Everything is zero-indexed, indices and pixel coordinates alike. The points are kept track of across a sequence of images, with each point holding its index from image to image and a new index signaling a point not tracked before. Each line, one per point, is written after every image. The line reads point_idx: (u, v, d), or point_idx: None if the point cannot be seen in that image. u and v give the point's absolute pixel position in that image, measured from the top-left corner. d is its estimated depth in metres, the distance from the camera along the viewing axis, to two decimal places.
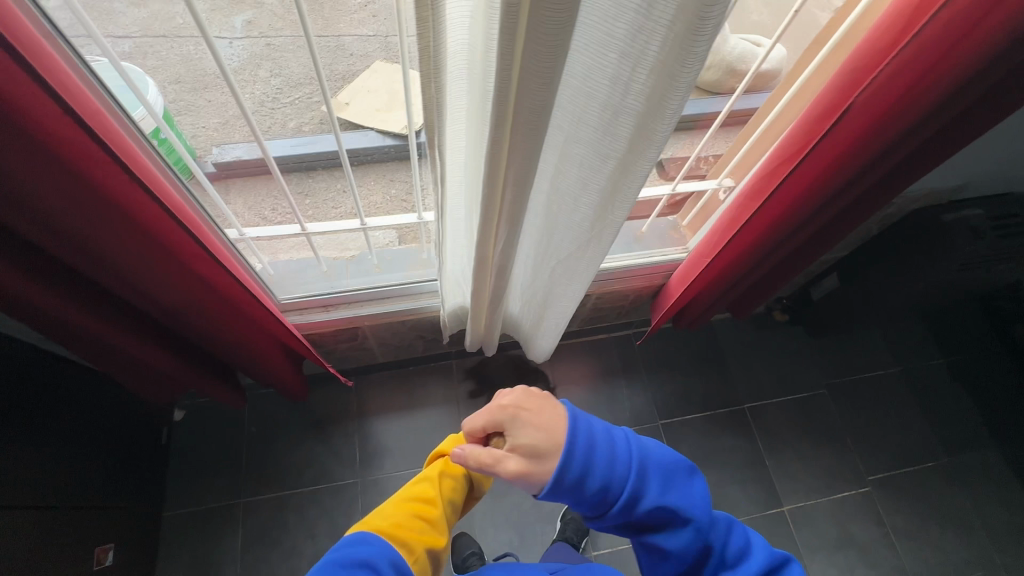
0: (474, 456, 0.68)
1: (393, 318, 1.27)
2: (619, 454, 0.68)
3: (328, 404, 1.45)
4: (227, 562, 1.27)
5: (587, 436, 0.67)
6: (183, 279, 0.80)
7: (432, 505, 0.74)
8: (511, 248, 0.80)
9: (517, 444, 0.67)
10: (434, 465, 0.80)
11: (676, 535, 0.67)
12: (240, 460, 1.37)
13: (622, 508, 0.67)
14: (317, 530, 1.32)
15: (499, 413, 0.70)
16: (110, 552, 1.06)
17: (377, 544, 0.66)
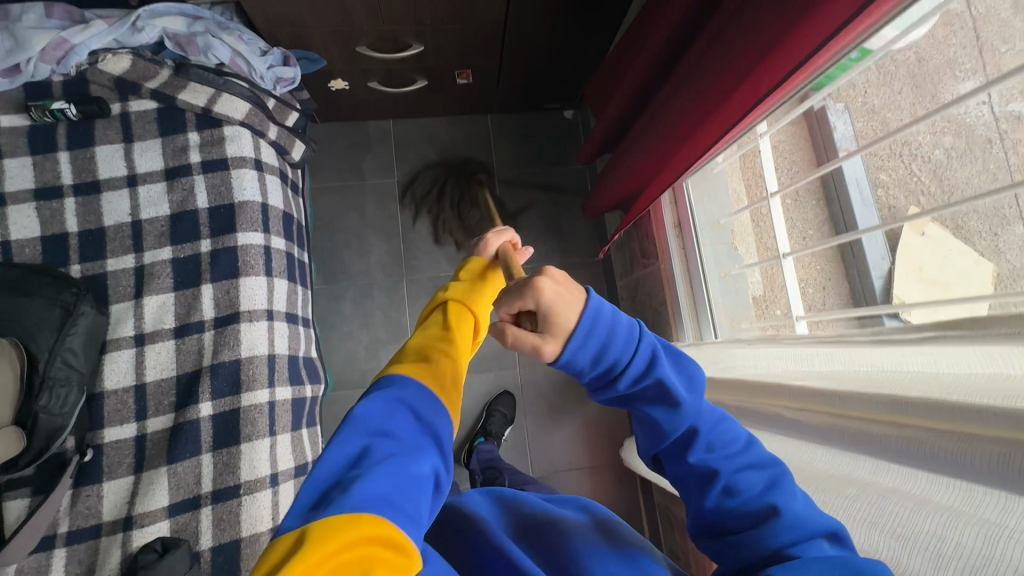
0: (514, 334, 0.50)
1: (660, 296, 1.20)
2: (603, 326, 0.51)
3: (573, 236, 1.54)
4: (448, 164, 1.54)
5: (606, 324, 0.51)
6: (702, 101, 0.88)
7: (446, 331, 0.64)
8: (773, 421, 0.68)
9: (556, 321, 0.49)
10: (435, 313, 0.67)
11: (680, 421, 0.51)
12: (527, 167, 1.56)
13: (633, 376, 0.51)
14: (468, 235, 1.51)
15: (540, 302, 0.49)
16: (462, 79, 1.33)
17: (406, 391, 0.57)
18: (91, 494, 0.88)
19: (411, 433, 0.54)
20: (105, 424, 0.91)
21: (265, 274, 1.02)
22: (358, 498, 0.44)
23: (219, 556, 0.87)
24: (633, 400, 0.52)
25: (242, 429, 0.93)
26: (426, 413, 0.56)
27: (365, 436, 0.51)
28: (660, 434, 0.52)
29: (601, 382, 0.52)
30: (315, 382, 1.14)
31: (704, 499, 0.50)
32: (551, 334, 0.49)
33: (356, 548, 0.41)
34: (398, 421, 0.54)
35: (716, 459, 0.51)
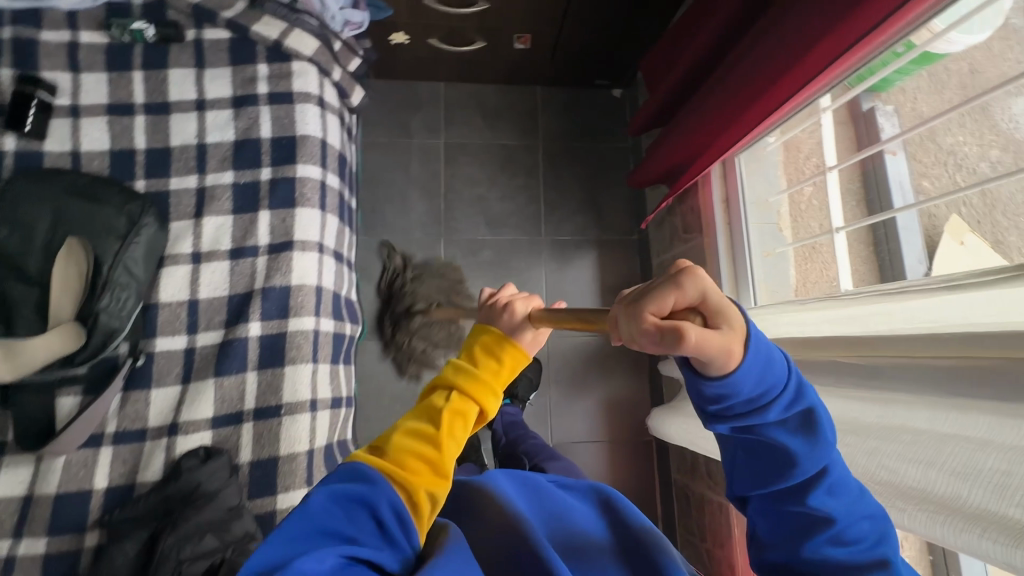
0: (698, 333, 0.41)
1: (699, 270, 1.21)
2: (774, 356, 0.45)
3: (611, 212, 1.55)
4: (494, 131, 1.55)
5: (762, 344, 0.45)
6: (759, 72, 0.89)
7: (434, 430, 0.64)
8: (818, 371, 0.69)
9: (723, 317, 0.43)
10: (439, 394, 0.68)
11: (812, 461, 0.47)
12: (572, 140, 1.57)
13: (784, 408, 0.46)
14: (508, 202, 1.52)
15: (702, 295, 0.43)
16: (519, 44, 1.35)
17: (374, 486, 0.59)
18: (140, 399, 0.91)
19: (369, 533, 0.57)
20: (157, 334, 0.93)
21: (319, 208, 1.04)
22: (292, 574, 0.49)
23: (257, 471, 0.90)
24: (767, 427, 0.47)
25: (288, 352, 0.95)
26: (394, 519, 0.59)
27: (315, 532, 0.55)
28: (788, 471, 0.48)
29: (742, 408, 0.46)
30: (353, 323, 1.16)
31: (806, 545, 0.48)
32: (726, 328, 0.43)
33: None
34: (355, 518, 0.57)
35: (834, 507, 0.48)
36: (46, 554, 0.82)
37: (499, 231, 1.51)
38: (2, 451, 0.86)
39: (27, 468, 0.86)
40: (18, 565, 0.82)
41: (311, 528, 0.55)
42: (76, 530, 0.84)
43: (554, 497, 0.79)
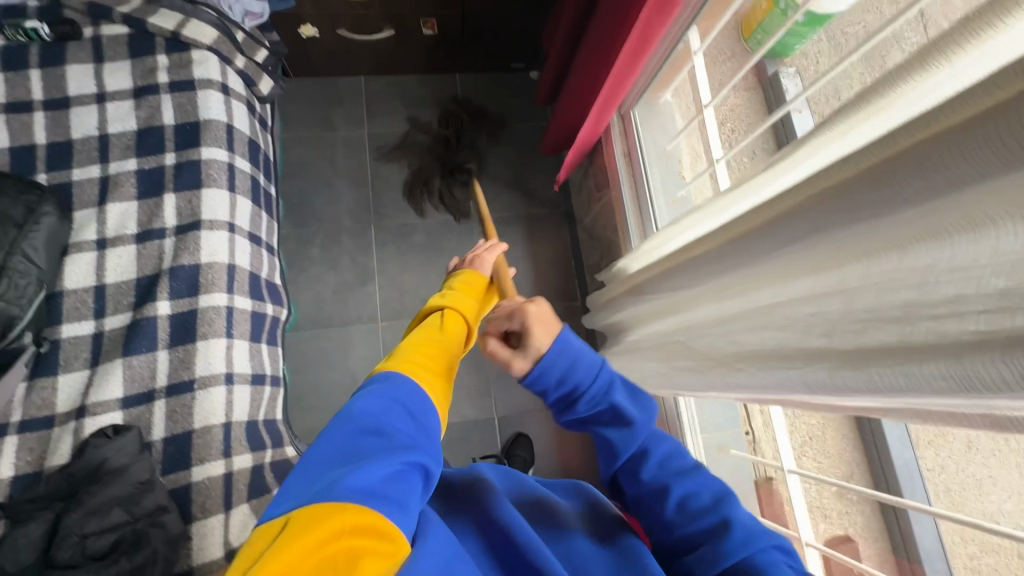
0: (494, 345, 0.60)
1: (612, 224, 1.25)
2: (569, 364, 0.58)
3: (539, 187, 1.59)
4: (418, 118, 1.59)
5: (573, 354, 0.59)
6: (606, 38, 0.94)
7: (443, 334, 0.70)
8: (684, 271, 0.74)
9: (528, 344, 0.59)
10: (434, 313, 0.75)
11: (629, 439, 0.58)
12: (495, 121, 1.62)
13: (591, 403, 0.59)
14: (435, 185, 1.56)
15: (524, 323, 0.60)
16: (427, 31, 1.39)
17: (401, 388, 0.58)
18: (46, 386, 0.89)
19: (403, 433, 0.53)
20: (64, 320, 0.93)
21: (228, 189, 1.05)
22: (344, 489, 0.44)
23: (171, 446, 0.89)
24: (591, 420, 0.60)
25: (199, 329, 0.96)
26: (422, 416, 0.58)
27: (359, 433, 0.51)
28: (614, 451, 0.59)
29: (563, 402, 0.60)
30: (276, 304, 1.17)
31: (663, 509, 0.55)
32: (523, 354, 0.59)
33: (342, 540, 0.41)
34: (396, 419, 0.55)
35: (674, 480, 0.56)
36: None
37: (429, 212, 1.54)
38: None
39: None
40: None
41: (347, 433, 0.51)
42: None
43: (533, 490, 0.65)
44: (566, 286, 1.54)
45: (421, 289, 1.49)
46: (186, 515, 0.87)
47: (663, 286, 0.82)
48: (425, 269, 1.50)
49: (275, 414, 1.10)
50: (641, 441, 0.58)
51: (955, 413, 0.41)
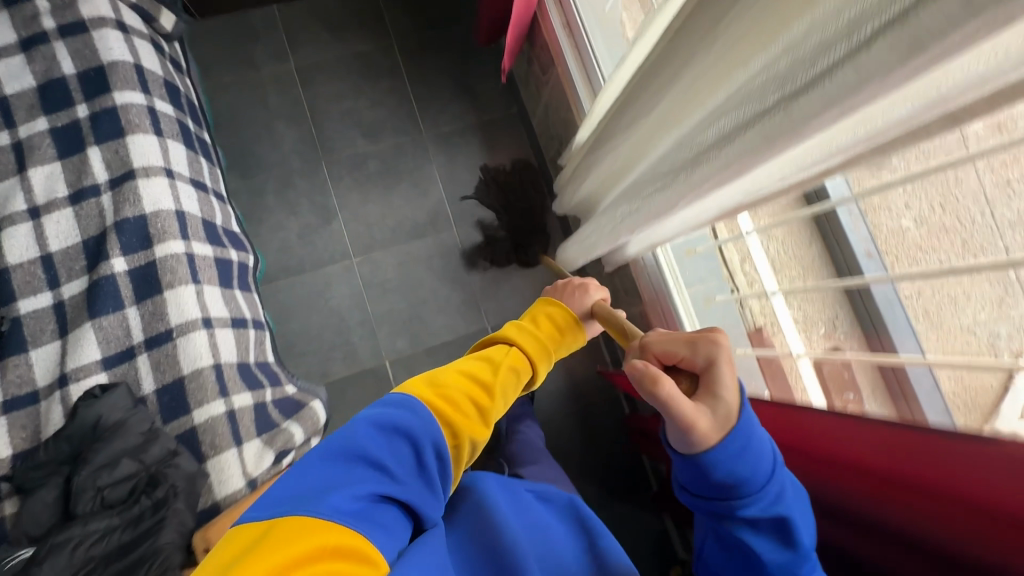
0: (670, 388, 0.52)
1: (565, 102, 1.21)
2: (763, 463, 0.55)
3: (486, 91, 1.53)
4: (344, 41, 1.49)
5: (754, 451, 0.55)
6: None
7: (490, 380, 0.69)
8: (642, 100, 0.72)
9: (715, 399, 0.54)
10: (496, 347, 0.73)
11: (790, 564, 0.56)
12: (426, 29, 1.52)
13: (759, 509, 0.56)
14: (379, 108, 1.48)
15: (708, 362, 0.55)
16: None
17: (417, 418, 0.62)
18: (20, 364, 0.87)
19: (399, 463, 0.60)
20: (18, 297, 0.89)
21: (154, 133, 0.98)
22: (328, 507, 0.51)
23: (165, 396, 0.88)
24: (738, 522, 0.57)
25: (162, 279, 0.92)
26: (433, 456, 0.62)
27: (354, 457, 0.58)
28: (757, 563, 0.58)
29: (719, 495, 0.56)
30: (240, 251, 1.13)
31: None
32: (714, 414, 0.54)
33: (322, 556, 0.48)
34: (393, 453, 0.60)
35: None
36: None
37: (378, 138, 1.47)
38: None
39: None
40: None
41: (343, 452, 0.58)
42: None
43: (533, 513, 0.75)
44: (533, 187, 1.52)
45: (388, 217, 1.45)
46: (198, 456, 0.88)
47: (620, 130, 0.81)
48: (387, 197, 1.46)
49: (266, 357, 1.09)
50: (800, 571, 0.56)
51: (916, 124, 0.40)
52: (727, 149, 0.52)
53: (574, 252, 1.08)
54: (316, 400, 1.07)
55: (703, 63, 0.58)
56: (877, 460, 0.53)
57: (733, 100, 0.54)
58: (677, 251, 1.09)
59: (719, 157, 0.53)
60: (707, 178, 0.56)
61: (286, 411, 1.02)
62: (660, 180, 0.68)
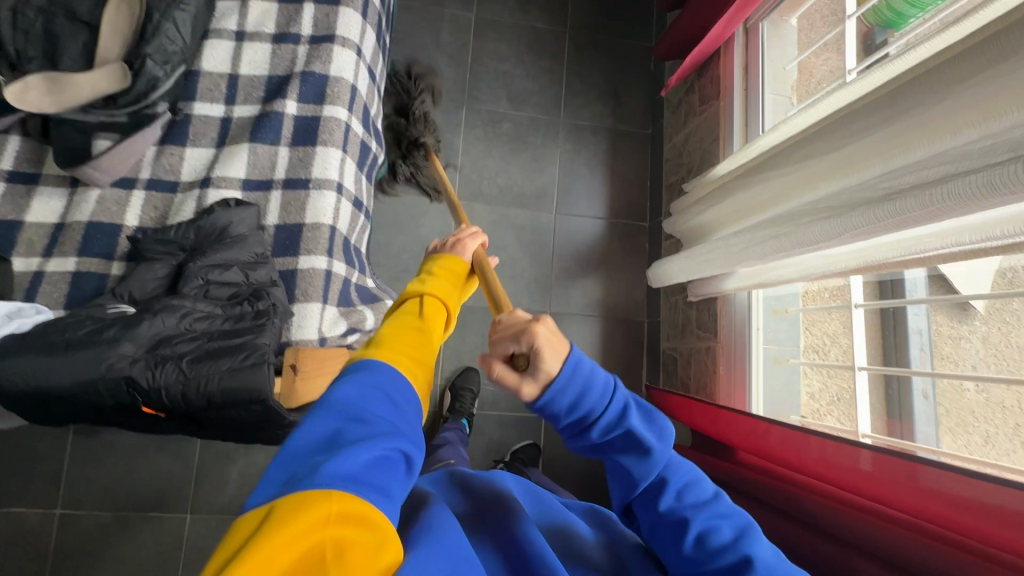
0: (533, 342, 0.47)
1: (713, 134, 1.26)
2: (570, 372, 0.48)
3: (631, 105, 1.60)
4: (526, 12, 1.59)
5: (581, 373, 0.49)
6: None
7: (421, 323, 0.62)
8: (818, 140, 0.76)
9: (540, 366, 0.47)
10: (407, 302, 0.66)
11: (650, 468, 0.50)
12: (600, 31, 1.61)
13: (602, 427, 0.50)
14: (532, 81, 1.56)
15: (529, 338, 0.47)
16: None
17: (382, 374, 0.51)
18: (174, 155, 0.94)
19: (391, 425, 0.47)
20: (196, 99, 0.97)
21: (362, 13, 1.05)
22: (328, 473, 0.39)
23: (282, 233, 0.94)
24: (602, 446, 0.51)
25: (319, 135, 0.99)
26: (409, 407, 0.51)
27: (339, 429, 0.44)
28: (630, 479, 0.51)
29: (569, 428, 0.51)
30: (377, 145, 1.19)
31: (679, 547, 0.49)
32: (540, 375, 0.48)
33: (328, 531, 0.36)
34: (378, 407, 0.48)
35: (687, 508, 0.50)
36: (75, 272, 0.85)
37: (520, 106, 1.55)
38: (39, 181, 0.90)
39: (60, 200, 0.90)
40: (47, 279, 0.85)
41: (324, 428, 0.44)
42: (105, 257, 0.87)
43: (553, 505, 0.66)
44: (637, 206, 1.57)
45: (500, 177, 1.51)
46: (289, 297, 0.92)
47: (777, 165, 0.86)
48: (508, 159, 1.52)
49: (362, 245, 1.14)
50: (655, 470, 0.50)
51: None
52: (933, 192, 0.56)
53: (677, 272, 1.12)
54: (391, 301, 1.13)
55: (905, 117, 0.62)
56: (911, 498, 0.64)
57: (941, 159, 0.58)
58: (767, 305, 1.13)
59: (921, 195, 0.58)
60: (898, 213, 0.61)
61: (363, 298, 1.06)
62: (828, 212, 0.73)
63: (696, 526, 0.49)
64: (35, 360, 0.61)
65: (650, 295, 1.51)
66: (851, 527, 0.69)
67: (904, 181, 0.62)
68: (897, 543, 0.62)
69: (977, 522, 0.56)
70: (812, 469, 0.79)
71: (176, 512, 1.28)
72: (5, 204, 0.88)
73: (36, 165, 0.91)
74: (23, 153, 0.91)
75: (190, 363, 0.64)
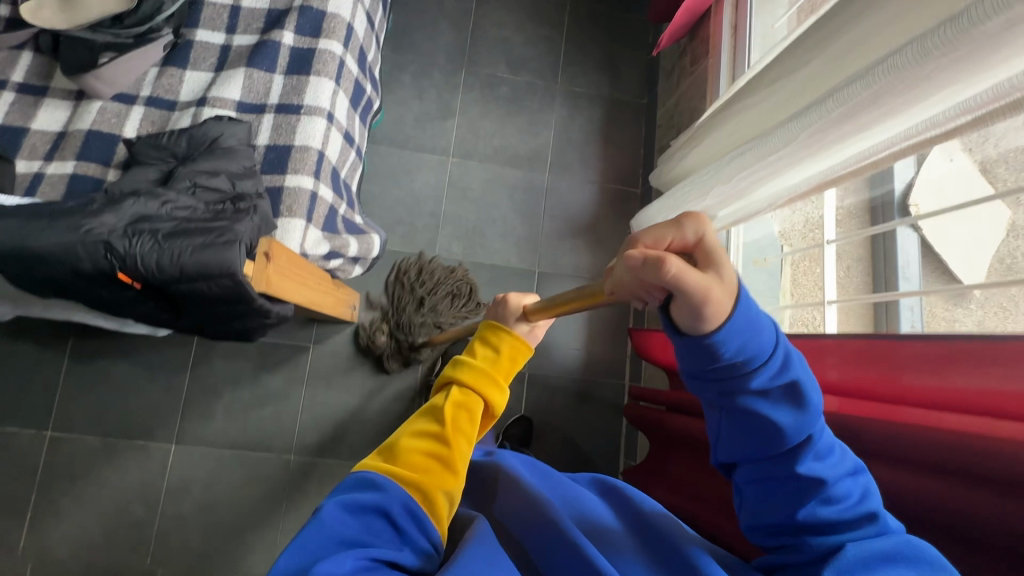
0: (681, 266, 0.38)
1: (702, 91, 1.28)
2: (749, 306, 0.43)
3: (627, 75, 1.63)
4: None
5: (753, 305, 0.43)
6: None
7: (439, 428, 0.62)
8: (789, 61, 0.78)
9: (718, 266, 0.41)
10: (438, 396, 0.67)
11: (804, 427, 0.45)
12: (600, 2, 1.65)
13: (767, 378, 0.45)
14: (531, 48, 1.60)
15: (701, 237, 0.41)
16: None
17: (389, 494, 0.54)
18: (174, 76, 0.99)
19: (383, 536, 0.52)
20: (199, 27, 1.02)
21: None
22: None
23: (271, 153, 0.98)
24: (749, 397, 0.45)
25: (313, 66, 1.03)
26: (407, 516, 0.54)
27: (336, 541, 0.49)
28: (773, 436, 0.46)
29: (727, 372, 0.44)
30: (372, 90, 1.23)
31: (797, 509, 0.46)
32: (722, 278, 0.41)
33: None
34: (371, 528, 0.52)
35: (823, 468, 0.46)
36: (72, 175, 0.90)
37: (518, 71, 1.59)
38: (46, 93, 0.95)
39: (65, 111, 0.95)
40: (47, 181, 0.89)
41: (320, 539, 0.49)
42: (103, 163, 0.92)
43: (564, 487, 0.68)
44: (630, 172, 1.59)
45: (495, 137, 1.55)
46: (274, 212, 0.95)
47: (752, 95, 0.87)
48: (503, 120, 1.56)
49: (352, 182, 1.17)
50: (811, 433, 0.45)
51: None
52: (877, 72, 0.59)
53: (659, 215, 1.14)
54: (377, 235, 1.15)
55: (861, 18, 0.64)
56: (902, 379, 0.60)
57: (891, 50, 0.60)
58: (747, 256, 1.16)
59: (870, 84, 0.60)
60: (847, 99, 0.64)
61: (349, 229, 1.09)
62: (792, 126, 0.75)
63: (826, 486, 0.46)
64: (22, 222, 0.65)
65: None
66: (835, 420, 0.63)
67: (855, 73, 0.65)
68: (870, 426, 0.58)
69: (970, 386, 0.52)
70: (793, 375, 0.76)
71: (161, 442, 1.31)
72: (13, 112, 0.93)
73: (44, 79, 0.96)
74: (34, 67, 0.96)
75: (164, 236, 0.67)
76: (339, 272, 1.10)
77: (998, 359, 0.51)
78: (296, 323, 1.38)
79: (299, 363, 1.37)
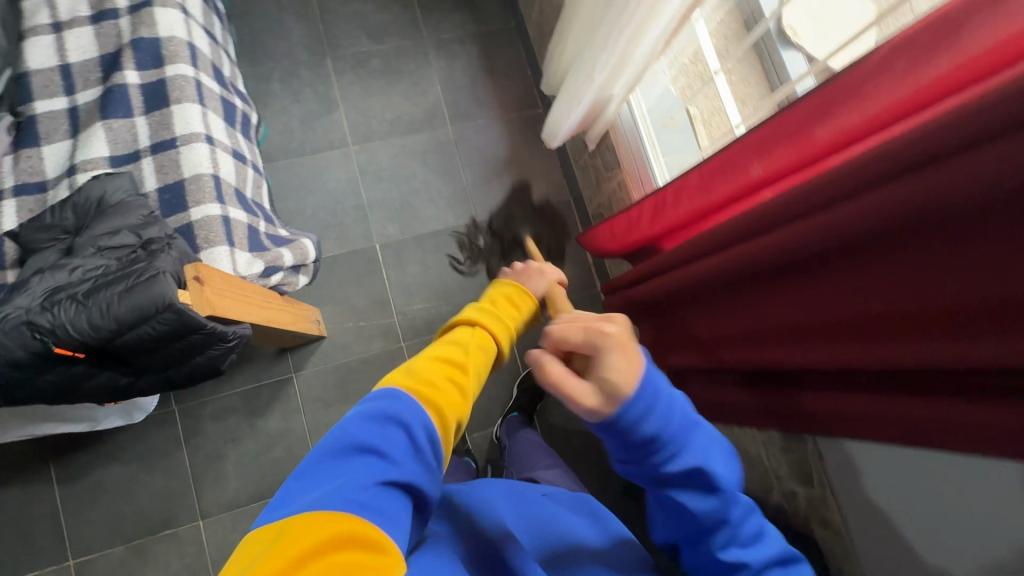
0: (559, 373, 0.49)
1: None
2: (656, 409, 0.50)
3: (487, 5, 1.62)
4: None
5: (665, 396, 0.51)
6: None
7: (464, 359, 0.55)
8: None
9: (602, 378, 0.50)
10: (460, 329, 0.59)
11: (720, 509, 0.54)
12: None
13: (679, 470, 0.53)
14: (385, 13, 1.57)
15: (597, 346, 0.50)
16: None
17: (406, 407, 0.49)
18: (32, 156, 0.94)
19: (402, 453, 0.47)
20: (35, 99, 0.96)
21: None
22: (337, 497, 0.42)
23: (166, 195, 0.94)
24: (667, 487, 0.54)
25: (170, 95, 0.98)
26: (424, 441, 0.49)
27: (351, 450, 0.46)
28: (691, 518, 0.55)
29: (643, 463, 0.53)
30: (244, 103, 1.19)
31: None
32: (599, 376, 0.50)
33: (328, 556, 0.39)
34: (390, 439, 0.48)
35: (744, 552, 0.55)
36: None
37: (382, 40, 1.55)
38: None
39: None
40: None
41: (338, 445, 0.46)
42: None
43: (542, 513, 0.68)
44: (526, 96, 1.60)
45: (386, 111, 1.52)
46: (193, 248, 0.93)
47: None
48: (387, 93, 1.53)
49: (262, 198, 1.14)
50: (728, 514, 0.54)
51: None
52: None
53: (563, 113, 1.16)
54: (308, 239, 1.13)
55: None
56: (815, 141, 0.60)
57: None
58: (655, 121, 1.18)
59: None
60: None
61: (277, 242, 1.07)
62: None
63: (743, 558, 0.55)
64: None
65: (566, 173, 1.55)
66: (783, 202, 0.63)
67: None
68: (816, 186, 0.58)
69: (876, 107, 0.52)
70: (722, 197, 0.77)
71: (187, 524, 1.28)
72: None
73: None
74: None
75: (85, 295, 0.65)
76: (284, 286, 1.09)
77: (896, 56, 0.50)
78: (270, 359, 1.35)
79: (289, 395, 1.35)
